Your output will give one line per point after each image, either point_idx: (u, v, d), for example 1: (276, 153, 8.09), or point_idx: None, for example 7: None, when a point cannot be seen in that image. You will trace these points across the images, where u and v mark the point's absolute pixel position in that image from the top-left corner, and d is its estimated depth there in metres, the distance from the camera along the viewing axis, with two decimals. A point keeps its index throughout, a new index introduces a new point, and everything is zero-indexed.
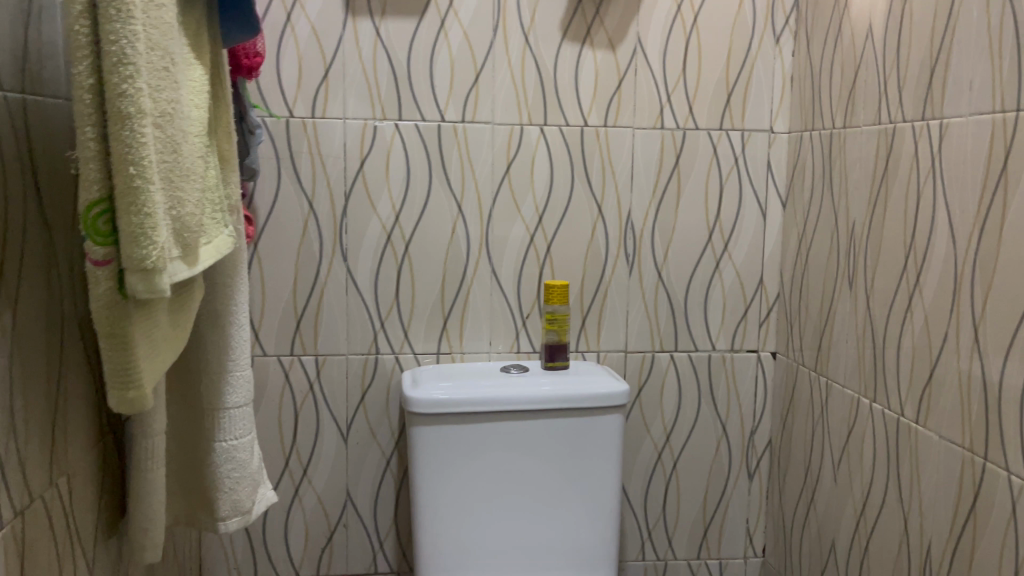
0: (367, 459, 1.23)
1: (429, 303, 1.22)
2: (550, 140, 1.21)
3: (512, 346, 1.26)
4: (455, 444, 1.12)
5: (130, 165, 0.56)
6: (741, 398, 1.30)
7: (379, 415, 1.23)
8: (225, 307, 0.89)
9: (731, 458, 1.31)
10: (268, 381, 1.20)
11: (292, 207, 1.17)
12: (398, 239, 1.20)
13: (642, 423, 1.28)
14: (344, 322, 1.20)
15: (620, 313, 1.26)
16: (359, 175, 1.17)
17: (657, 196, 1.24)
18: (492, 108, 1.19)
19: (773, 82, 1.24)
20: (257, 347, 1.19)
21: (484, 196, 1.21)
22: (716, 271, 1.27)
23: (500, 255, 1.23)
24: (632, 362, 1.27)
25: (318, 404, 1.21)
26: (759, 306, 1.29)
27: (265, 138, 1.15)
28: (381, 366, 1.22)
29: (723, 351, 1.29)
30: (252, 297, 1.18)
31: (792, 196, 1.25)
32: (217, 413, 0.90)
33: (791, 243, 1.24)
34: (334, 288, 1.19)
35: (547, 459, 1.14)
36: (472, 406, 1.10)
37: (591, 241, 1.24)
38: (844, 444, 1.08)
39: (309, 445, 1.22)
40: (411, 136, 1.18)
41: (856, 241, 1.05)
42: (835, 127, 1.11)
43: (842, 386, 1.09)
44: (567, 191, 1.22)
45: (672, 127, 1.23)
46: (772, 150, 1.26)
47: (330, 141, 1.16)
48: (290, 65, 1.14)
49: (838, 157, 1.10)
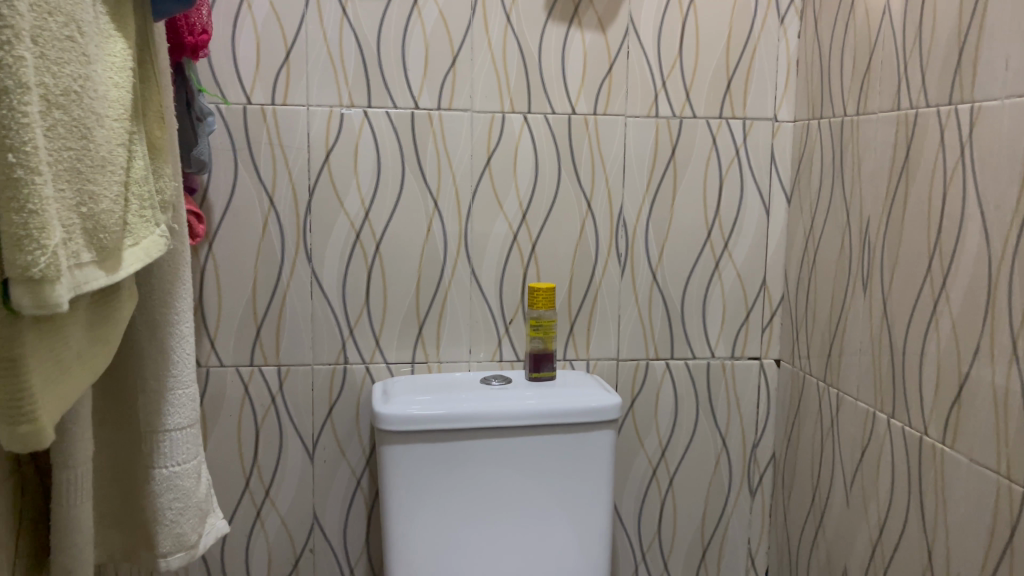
0: (336, 478, 1.13)
1: (402, 309, 1.12)
2: (535, 130, 1.11)
3: (494, 354, 1.15)
4: (430, 465, 1.01)
5: (9, 152, 0.46)
6: (742, 410, 1.20)
7: (348, 431, 1.12)
8: (164, 317, 0.78)
9: (732, 475, 1.21)
10: (226, 394, 1.09)
11: (250, 203, 1.06)
12: (368, 237, 1.09)
13: (636, 437, 1.18)
14: (309, 329, 1.10)
15: (612, 318, 1.16)
16: (324, 169, 1.07)
17: (651, 191, 1.14)
18: (470, 94, 1.08)
19: (777, 66, 1.14)
20: (213, 357, 1.08)
21: (462, 191, 1.10)
22: (716, 272, 1.17)
23: (480, 256, 1.12)
24: (624, 371, 1.17)
25: (281, 418, 1.11)
26: (762, 310, 1.19)
27: (218, 127, 1.04)
28: (350, 378, 1.12)
29: (722, 358, 1.19)
30: (207, 301, 1.07)
31: (798, 191, 1.15)
32: (157, 436, 0.79)
33: (797, 242, 1.15)
34: (297, 291, 1.09)
35: (532, 480, 1.04)
36: (448, 422, 1.00)
37: (580, 240, 1.14)
38: (858, 464, 0.99)
39: (272, 464, 1.12)
40: (381, 125, 1.07)
41: (871, 239, 0.95)
42: (846, 115, 1.01)
43: (854, 399, 0.99)
44: (552, 186, 1.12)
45: (667, 115, 1.13)
46: (775, 140, 1.16)
47: (292, 131, 1.06)
48: (247, 46, 1.03)
49: (850, 148, 1.00)
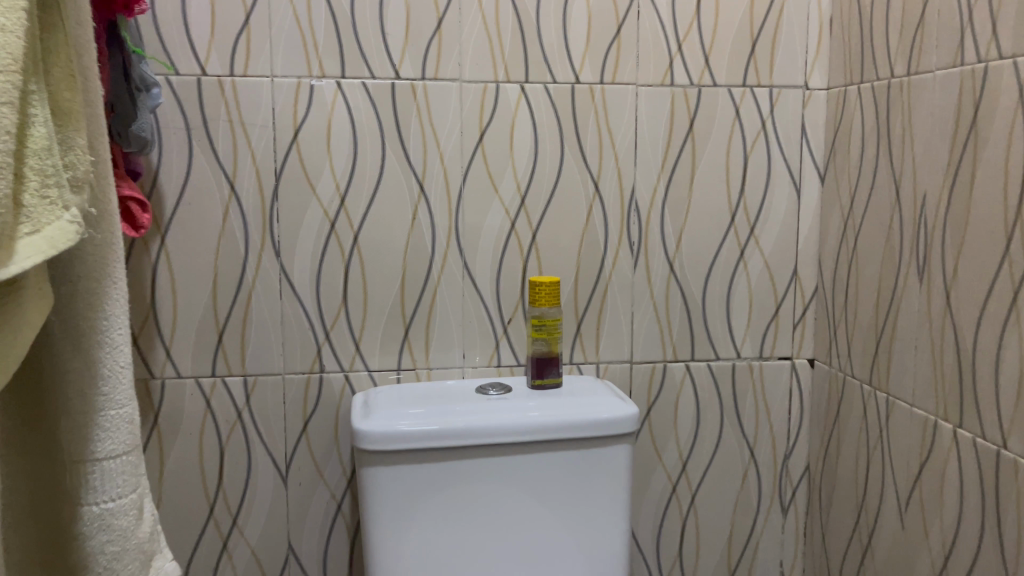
0: (313, 503, 0.99)
1: (385, 309, 0.98)
2: (533, 101, 0.97)
3: (491, 358, 1.02)
4: (419, 489, 0.87)
5: None
6: (772, 417, 1.07)
7: (326, 450, 0.99)
8: (88, 322, 0.64)
9: (761, 490, 1.08)
10: (184, 410, 0.95)
11: (208, 191, 0.92)
12: (344, 228, 0.95)
13: (654, 449, 1.05)
14: (278, 334, 0.96)
15: (624, 315, 1.02)
16: (293, 150, 0.93)
17: (666, 170, 1.00)
18: (459, 61, 0.95)
19: (808, 26, 1.00)
20: (168, 368, 0.94)
21: (451, 173, 0.97)
22: (741, 260, 1.03)
23: (473, 247, 0.98)
24: (639, 375, 1.04)
25: (249, 436, 0.97)
26: (793, 304, 1.05)
27: (169, 102, 0.90)
28: (327, 389, 0.98)
29: (749, 359, 1.05)
30: (160, 303, 0.93)
31: (833, 167, 1.01)
32: (84, 466, 0.65)
33: (832, 226, 1.01)
34: (265, 291, 0.95)
35: (538, 503, 0.90)
36: (440, 440, 0.86)
37: (586, 227, 1.00)
38: (915, 481, 0.85)
39: (240, 488, 0.98)
40: (357, 98, 0.94)
41: (927, 218, 0.82)
42: (894, 77, 0.87)
43: (908, 405, 0.86)
44: (554, 167, 0.98)
45: (684, 84, 0.99)
46: (806, 111, 1.02)
47: (254, 107, 0.92)
48: (200, 9, 0.89)
49: (899, 115, 0.87)
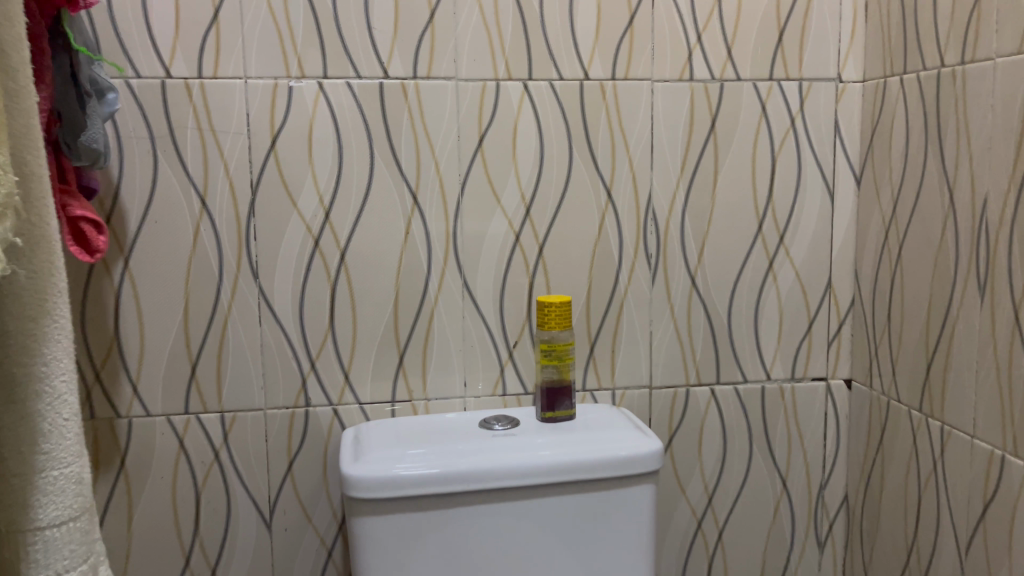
0: (302, 550, 0.90)
1: (378, 334, 0.88)
2: (538, 101, 0.87)
3: (496, 386, 0.92)
4: (418, 539, 0.78)
5: None
6: (806, 443, 0.97)
7: (314, 492, 0.89)
8: (23, 371, 0.51)
9: (795, 524, 0.98)
10: (155, 451, 0.85)
11: (176, 207, 0.82)
12: (329, 246, 0.86)
13: (677, 482, 0.95)
14: (259, 365, 0.86)
15: (641, 335, 0.93)
16: (270, 160, 0.83)
17: (686, 175, 0.91)
18: (455, 57, 0.85)
19: (841, 12, 0.90)
20: (136, 406, 0.85)
21: (448, 183, 0.87)
22: (769, 273, 0.93)
23: (474, 264, 0.89)
24: (658, 401, 0.94)
25: (228, 478, 0.87)
26: (828, 319, 0.96)
27: (130, 109, 0.80)
28: (313, 424, 0.88)
29: (780, 381, 0.96)
30: (125, 333, 0.83)
31: (870, 168, 0.91)
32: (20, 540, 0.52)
33: (871, 233, 0.91)
34: (242, 317, 0.85)
35: (551, 551, 0.81)
36: (440, 485, 0.77)
37: (599, 239, 0.90)
38: (977, 523, 0.75)
39: (219, 535, 0.88)
40: (342, 100, 0.84)
41: (989, 226, 0.72)
42: (945, 67, 0.78)
43: (967, 435, 0.76)
44: (562, 173, 0.89)
45: (704, 79, 0.89)
46: (840, 106, 0.92)
47: (226, 113, 0.82)
48: (162, 3, 0.79)
49: (952, 109, 0.77)
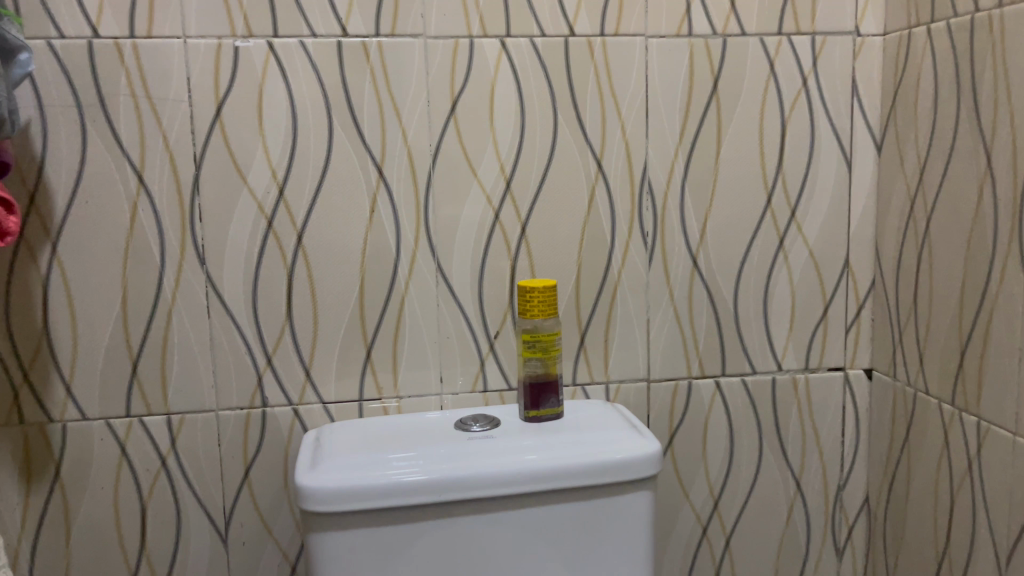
0: (262, 565, 0.81)
1: (342, 326, 0.79)
2: (518, 61, 0.77)
3: (476, 382, 0.82)
4: (385, 557, 0.69)
5: None
6: (822, 440, 0.88)
7: (275, 501, 0.80)
8: None
9: (811, 529, 0.89)
10: (94, 458, 0.76)
11: (109, 184, 0.73)
12: (284, 227, 0.76)
13: (680, 485, 0.86)
14: (209, 361, 0.77)
15: (638, 324, 0.83)
16: (215, 130, 0.74)
17: (686, 144, 0.81)
18: (422, 12, 0.75)
19: None
20: (70, 409, 0.76)
21: (418, 154, 0.77)
22: (780, 251, 0.84)
23: (449, 246, 0.79)
24: (658, 395, 0.85)
25: (178, 487, 0.78)
26: (846, 303, 0.86)
27: (53, 74, 0.71)
28: (272, 427, 0.79)
29: (792, 372, 0.86)
30: (55, 327, 0.74)
31: (892, 132, 0.81)
32: None
33: (894, 206, 0.82)
34: (188, 309, 0.76)
35: (537, 567, 0.71)
36: (409, 496, 0.67)
37: (588, 216, 0.81)
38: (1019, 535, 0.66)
39: (169, 550, 0.79)
40: (296, 62, 0.74)
41: None
42: (980, 11, 0.68)
43: (1008, 433, 0.67)
44: (546, 142, 0.79)
45: (705, 34, 0.80)
46: (858, 64, 0.82)
47: (163, 77, 0.73)
48: None
49: (988, 60, 0.67)
